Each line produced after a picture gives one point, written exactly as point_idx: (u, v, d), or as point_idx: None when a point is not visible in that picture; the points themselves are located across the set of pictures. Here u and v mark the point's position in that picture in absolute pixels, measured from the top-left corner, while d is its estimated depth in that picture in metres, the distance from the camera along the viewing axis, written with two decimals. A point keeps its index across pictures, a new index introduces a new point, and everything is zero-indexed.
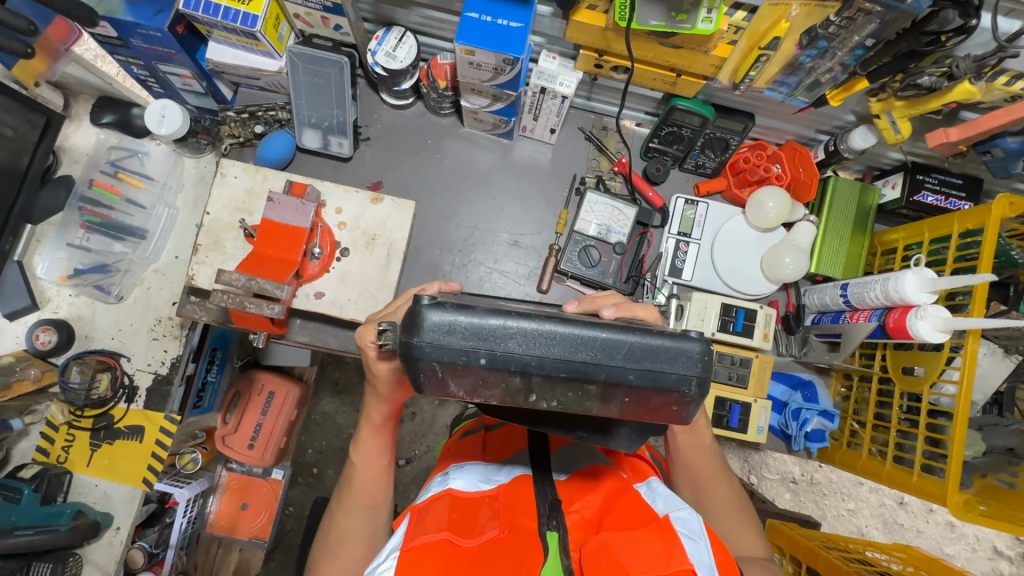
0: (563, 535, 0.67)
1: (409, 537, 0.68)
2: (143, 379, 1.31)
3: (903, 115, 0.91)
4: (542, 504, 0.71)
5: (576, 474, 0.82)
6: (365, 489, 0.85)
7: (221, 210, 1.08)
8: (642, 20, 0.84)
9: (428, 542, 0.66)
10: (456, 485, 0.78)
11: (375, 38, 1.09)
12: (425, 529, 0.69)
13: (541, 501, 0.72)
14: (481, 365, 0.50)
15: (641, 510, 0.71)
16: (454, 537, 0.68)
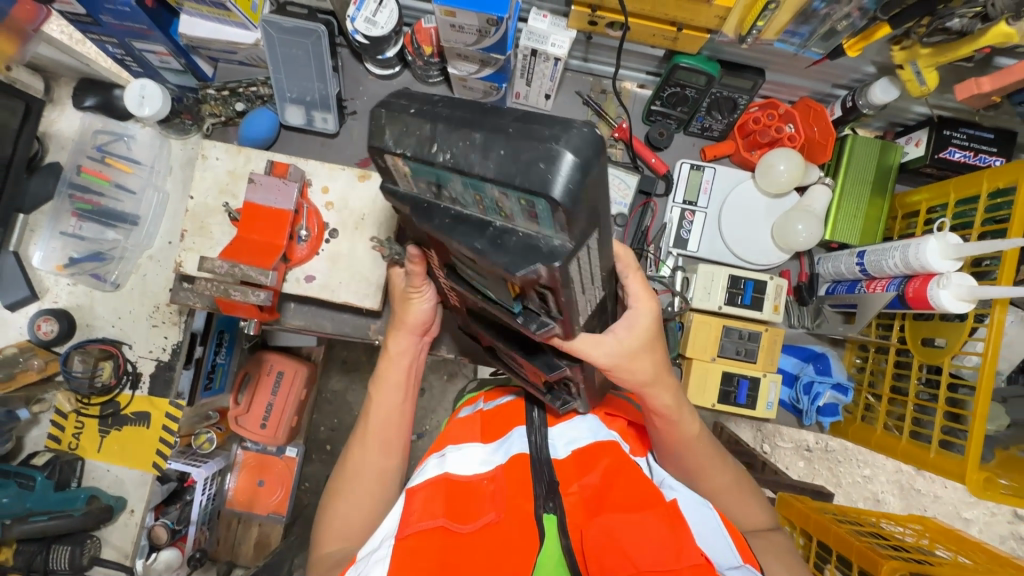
0: (561, 517, 0.66)
1: (406, 523, 0.67)
2: (146, 365, 1.30)
3: (929, 65, 0.82)
4: (538, 487, 0.69)
5: (574, 453, 0.77)
6: (380, 445, 0.88)
7: (205, 193, 1.04)
8: None
9: (425, 530, 0.65)
10: (452, 468, 0.75)
11: (355, 1, 1.02)
12: (424, 515, 0.67)
13: (537, 484, 0.69)
14: (408, 111, 0.52)
15: (644, 492, 0.68)
16: (451, 523, 0.66)
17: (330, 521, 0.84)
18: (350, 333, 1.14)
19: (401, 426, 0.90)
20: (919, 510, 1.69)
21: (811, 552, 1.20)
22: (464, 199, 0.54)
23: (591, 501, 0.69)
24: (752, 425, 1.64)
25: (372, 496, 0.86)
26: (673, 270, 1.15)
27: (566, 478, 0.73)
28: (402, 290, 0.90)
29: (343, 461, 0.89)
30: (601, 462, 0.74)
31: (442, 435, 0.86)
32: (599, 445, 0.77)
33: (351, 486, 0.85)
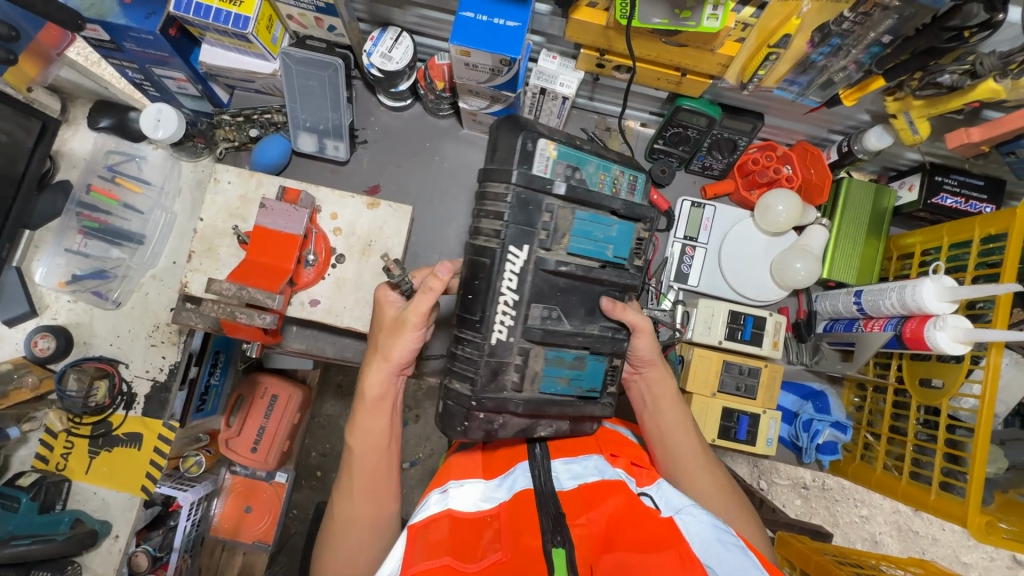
0: (570, 551, 0.64)
1: (409, 563, 0.66)
2: (142, 386, 1.28)
3: (921, 115, 0.86)
4: (545, 519, 0.68)
5: (583, 486, 0.77)
6: (364, 492, 0.86)
7: (215, 215, 1.06)
8: (645, 18, 0.79)
9: (430, 568, 0.64)
10: (453, 506, 0.76)
11: (371, 38, 1.06)
12: (426, 554, 0.67)
13: (543, 516, 0.69)
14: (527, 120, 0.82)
15: (654, 532, 0.68)
16: (455, 562, 0.66)
17: (330, 563, 0.84)
18: (351, 358, 1.14)
19: (389, 466, 0.88)
20: (918, 552, 1.67)
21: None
22: (593, 176, 0.84)
23: (598, 539, 0.69)
24: (749, 461, 1.62)
25: (372, 530, 0.86)
26: (673, 305, 1.17)
27: (572, 510, 0.73)
28: (393, 320, 0.86)
29: (333, 505, 0.87)
30: (611, 501, 0.74)
31: (444, 470, 0.85)
32: (606, 483, 0.77)
33: (343, 527, 0.85)
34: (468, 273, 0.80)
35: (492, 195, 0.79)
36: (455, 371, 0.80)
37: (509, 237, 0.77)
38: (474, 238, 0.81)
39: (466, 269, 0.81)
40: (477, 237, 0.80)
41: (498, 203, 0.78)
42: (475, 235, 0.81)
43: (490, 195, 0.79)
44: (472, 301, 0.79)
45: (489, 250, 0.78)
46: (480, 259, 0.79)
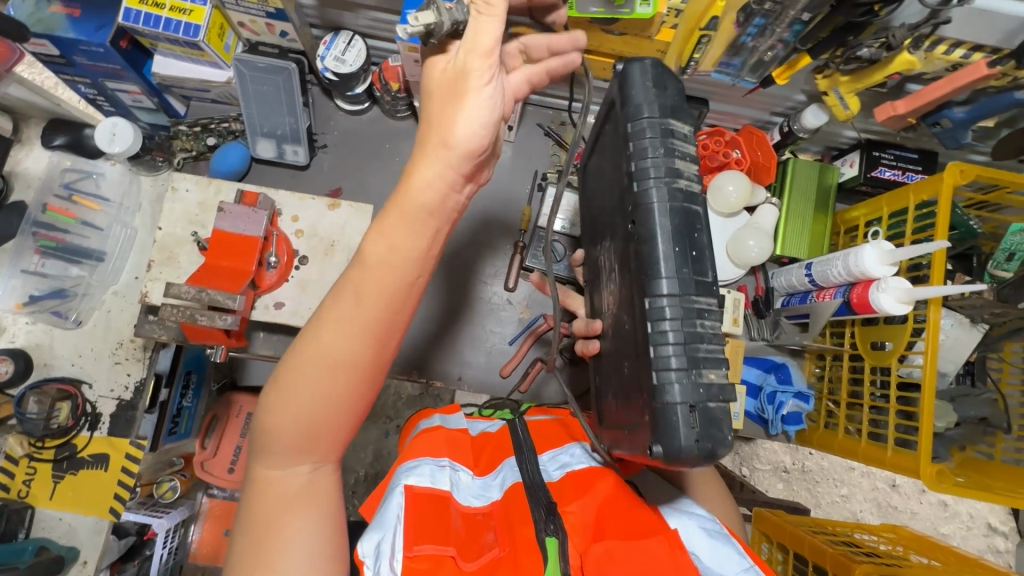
0: (562, 538, 0.65)
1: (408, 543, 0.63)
2: (107, 405, 1.25)
3: (849, 91, 0.91)
4: (537, 510, 0.68)
5: (570, 474, 0.77)
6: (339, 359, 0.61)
7: (173, 224, 1.06)
8: (582, 7, 0.82)
9: (431, 556, 0.64)
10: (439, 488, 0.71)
11: (324, 42, 1.08)
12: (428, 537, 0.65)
13: (535, 507, 0.68)
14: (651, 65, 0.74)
15: (644, 515, 0.71)
16: (456, 556, 0.65)
17: (293, 394, 0.61)
18: None
19: (404, 308, 0.62)
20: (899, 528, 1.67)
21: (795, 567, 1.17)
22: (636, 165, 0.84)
23: (590, 528, 0.69)
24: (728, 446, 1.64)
25: (339, 398, 0.62)
26: None
27: (563, 498, 0.73)
28: (449, 82, 0.58)
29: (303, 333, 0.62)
30: (599, 487, 0.74)
31: (435, 430, 0.81)
32: (593, 471, 0.78)
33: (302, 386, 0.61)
34: (672, 229, 0.67)
35: (667, 136, 0.70)
36: (701, 361, 0.64)
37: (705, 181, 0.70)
38: (657, 188, 0.68)
39: (663, 230, 0.67)
40: (656, 192, 0.68)
41: (680, 149, 0.70)
42: (648, 191, 0.69)
43: (664, 137, 0.70)
44: (697, 260, 0.67)
45: (699, 197, 0.69)
46: (691, 209, 0.68)
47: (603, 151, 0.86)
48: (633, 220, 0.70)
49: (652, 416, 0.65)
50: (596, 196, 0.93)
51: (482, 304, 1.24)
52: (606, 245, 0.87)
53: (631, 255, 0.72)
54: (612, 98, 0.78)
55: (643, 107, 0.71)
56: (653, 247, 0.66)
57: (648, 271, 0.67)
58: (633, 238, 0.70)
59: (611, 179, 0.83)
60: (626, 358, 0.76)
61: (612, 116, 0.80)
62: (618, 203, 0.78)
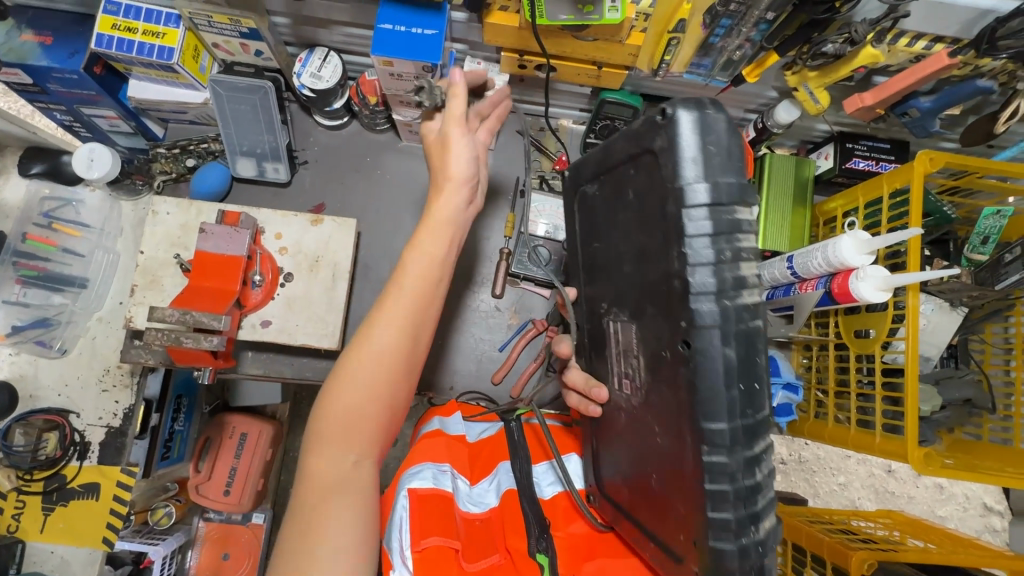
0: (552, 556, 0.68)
1: (415, 540, 0.64)
2: (95, 434, 1.24)
3: (819, 85, 0.93)
4: (533, 523, 0.71)
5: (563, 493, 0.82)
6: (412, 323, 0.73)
7: (155, 247, 1.05)
8: (552, 15, 0.83)
9: (440, 550, 0.63)
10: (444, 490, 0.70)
11: (299, 59, 1.08)
12: (434, 532, 0.65)
13: (533, 521, 0.71)
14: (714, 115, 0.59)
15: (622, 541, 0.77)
16: (459, 555, 0.65)
17: (342, 405, 0.69)
18: (311, 376, 1.14)
19: (431, 311, 0.75)
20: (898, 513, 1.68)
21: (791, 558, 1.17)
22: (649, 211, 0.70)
23: (579, 548, 0.74)
24: None
25: (400, 360, 0.71)
26: None
27: (554, 521, 0.77)
28: (440, 141, 0.77)
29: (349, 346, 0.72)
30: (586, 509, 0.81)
31: (429, 437, 0.80)
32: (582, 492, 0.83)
33: (369, 352, 0.70)
34: (735, 362, 0.56)
35: (730, 230, 0.57)
36: (756, 510, 0.58)
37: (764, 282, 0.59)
38: (714, 305, 0.56)
39: (723, 358, 0.56)
40: (712, 305, 0.56)
41: (743, 243, 0.58)
42: (704, 298, 0.57)
43: (728, 231, 0.57)
44: (755, 394, 0.57)
45: (754, 306, 0.58)
46: (749, 326, 0.57)
47: (621, 200, 0.72)
48: (685, 336, 0.58)
49: (702, 567, 0.59)
50: (601, 246, 0.79)
51: (471, 312, 1.24)
52: (614, 309, 0.74)
53: (673, 366, 0.61)
54: (651, 148, 0.62)
55: (700, 185, 0.57)
56: (713, 386, 0.56)
57: (700, 407, 0.57)
58: (680, 355, 0.59)
59: (635, 238, 0.69)
60: (653, 468, 0.67)
61: (645, 167, 0.65)
62: (650, 281, 0.64)
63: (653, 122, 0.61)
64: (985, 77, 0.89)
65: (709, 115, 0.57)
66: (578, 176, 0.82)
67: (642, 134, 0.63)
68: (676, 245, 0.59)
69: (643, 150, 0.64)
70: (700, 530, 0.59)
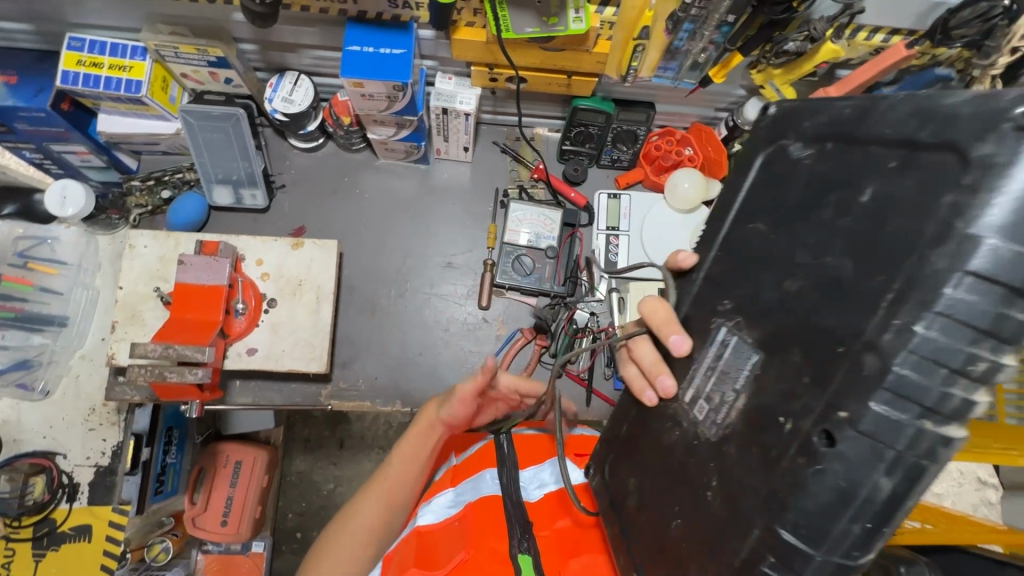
0: (535, 556, 0.65)
1: None
2: (84, 474, 1.20)
3: (784, 82, 0.95)
4: (512, 523, 0.68)
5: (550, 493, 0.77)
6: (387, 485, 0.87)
7: (135, 282, 1.04)
8: (518, 29, 0.84)
9: None
10: (422, 521, 0.77)
11: (271, 84, 1.08)
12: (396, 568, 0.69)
13: (512, 520, 0.69)
14: None
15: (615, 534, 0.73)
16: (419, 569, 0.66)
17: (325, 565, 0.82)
18: (301, 401, 1.14)
19: (405, 487, 0.87)
20: None
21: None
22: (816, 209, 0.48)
23: (564, 545, 0.70)
24: None
25: (382, 528, 0.85)
26: (608, 292, 1.22)
27: (538, 520, 0.73)
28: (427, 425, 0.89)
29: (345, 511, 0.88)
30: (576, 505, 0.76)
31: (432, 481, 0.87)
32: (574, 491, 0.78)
33: (357, 526, 0.84)
34: (885, 498, 0.38)
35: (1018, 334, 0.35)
36: None
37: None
38: (894, 415, 0.37)
39: (867, 487, 0.38)
40: (905, 417, 0.37)
41: (1000, 363, 0.35)
42: (890, 394, 0.37)
43: (991, 330, 0.35)
44: (873, 541, 0.40)
45: (953, 451, 0.37)
46: (925, 471, 0.38)
47: (833, 184, 0.45)
48: (840, 426, 0.38)
49: None
50: (761, 233, 0.51)
51: (458, 325, 1.23)
52: (736, 322, 0.50)
53: (783, 448, 0.42)
54: (963, 143, 0.36)
55: (1002, 241, 0.34)
56: (825, 507, 0.39)
57: (787, 509, 0.41)
58: (804, 440, 0.41)
59: (824, 244, 0.44)
60: (676, 508, 0.52)
61: (917, 168, 0.39)
62: (836, 320, 0.41)
63: (996, 116, 0.35)
64: (943, 65, 0.91)
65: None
66: (779, 129, 0.51)
67: (958, 129, 0.37)
68: (905, 293, 0.37)
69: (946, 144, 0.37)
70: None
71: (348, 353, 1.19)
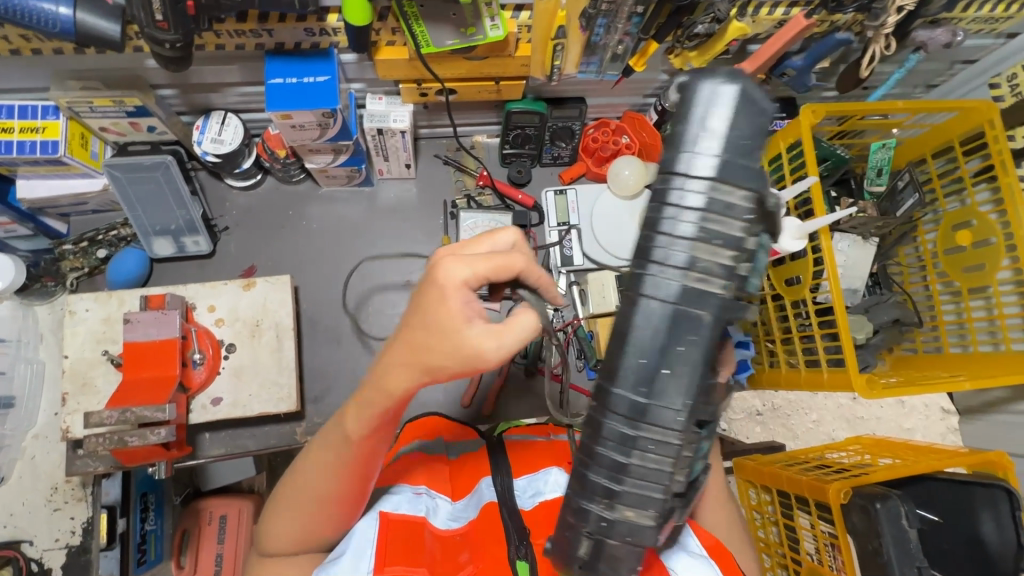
0: (533, 561, 0.66)
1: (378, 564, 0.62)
2: (55, 558, 1.14)
3: (701, 63, 1.00)
4: (510, 530, 0.69)
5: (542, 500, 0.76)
6: (322, 470, 0.64)
7: (80, 349, 1.00)
8: (438, 42, 0.84)
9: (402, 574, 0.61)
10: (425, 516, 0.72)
11: (197, 127, 1.06)
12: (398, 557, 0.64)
13: (509, 527, 0.69)
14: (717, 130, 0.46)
15: None
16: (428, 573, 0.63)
17: (271, 530, 0.70)
18: (277, 442, 1.12)
19: (360, 474, 0.64)
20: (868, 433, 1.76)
21: (821, 551, 1.04)
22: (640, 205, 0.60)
23: None
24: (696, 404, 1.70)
25: (331, 505, 0.66)
26: (569, 287, 1.24)
27: (535, 527, 0.72)
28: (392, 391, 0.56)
29: (289, 481, 0.68)
30: None
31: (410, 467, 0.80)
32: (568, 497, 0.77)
33: (299, 495, 0.66)
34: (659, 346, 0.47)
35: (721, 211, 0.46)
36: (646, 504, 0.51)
37: (734, 276, 0.47)
38: (672, 283, 0.46)
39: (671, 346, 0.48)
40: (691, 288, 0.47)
41: (717, 234, 0.46)
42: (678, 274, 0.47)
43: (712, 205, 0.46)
44: (670, 382, 0.47)
45: (712, 305, 0.46)
46: (695, 317, 0.46)
47: None
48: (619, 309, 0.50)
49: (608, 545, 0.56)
50: None
51: None
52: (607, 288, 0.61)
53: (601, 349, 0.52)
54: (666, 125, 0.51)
55: (707, 155, 0.45)
56: (620, 356, 0.47)
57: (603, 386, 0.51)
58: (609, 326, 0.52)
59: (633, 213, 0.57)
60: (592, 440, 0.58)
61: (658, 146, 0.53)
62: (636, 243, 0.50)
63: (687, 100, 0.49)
64: (842, 30, 0.97)
65: (740, 81, 0.45)
66: None
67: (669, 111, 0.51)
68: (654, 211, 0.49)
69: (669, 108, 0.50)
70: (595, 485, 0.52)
71: (320, 388, 1.19)
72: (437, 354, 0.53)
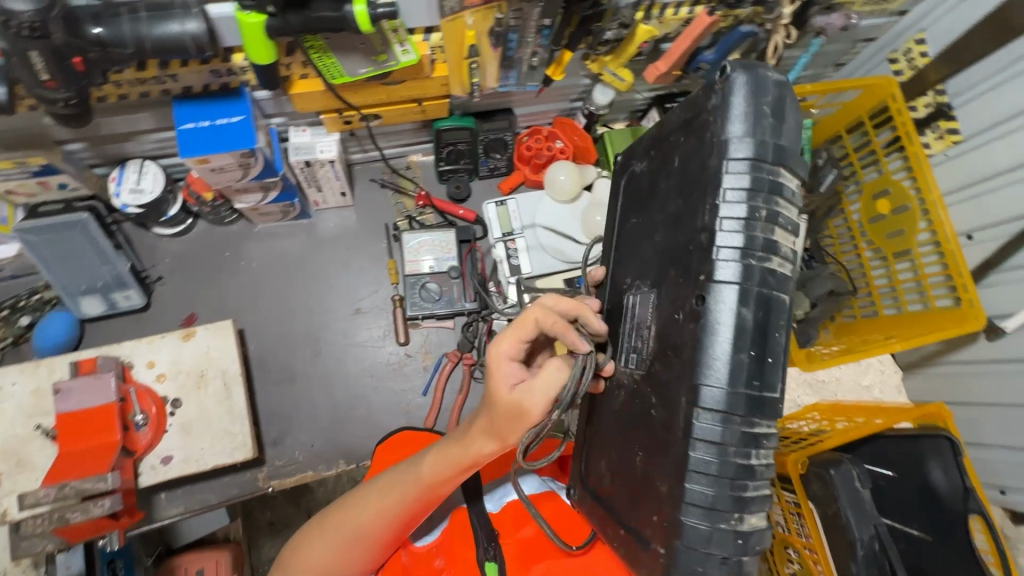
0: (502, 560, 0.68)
1: None
2: None
3: (618, 66, 1.02)
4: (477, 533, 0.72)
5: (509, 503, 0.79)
6: (383, 498, 0.69)
7: (11, 425, 0.94)
8: (351, 71, 0.84)
9: None
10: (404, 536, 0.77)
11: (113, 179, 1.01)
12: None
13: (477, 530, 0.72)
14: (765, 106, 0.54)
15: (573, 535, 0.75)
16: None
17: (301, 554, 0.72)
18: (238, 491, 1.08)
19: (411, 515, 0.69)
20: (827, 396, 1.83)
21: (788, 520, 1.07)
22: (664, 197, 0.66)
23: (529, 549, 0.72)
24: None
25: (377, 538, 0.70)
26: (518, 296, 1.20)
27: (503, 529, 0.75)
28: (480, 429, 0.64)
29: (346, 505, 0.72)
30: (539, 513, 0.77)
31: None
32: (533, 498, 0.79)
33: (352, 518, 0.70)
34: (750, 324, 0.53)
35: (770, 188, 0.54)
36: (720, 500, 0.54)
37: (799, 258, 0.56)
38: (742, 263, 0.53)
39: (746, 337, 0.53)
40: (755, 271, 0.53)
41: (780, 211, 0.55)
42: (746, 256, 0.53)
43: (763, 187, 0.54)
44: (773, 369, 0.53)
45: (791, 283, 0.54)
46: (779, 297, 0.54)
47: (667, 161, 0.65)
48: (698, 292, 0.55)
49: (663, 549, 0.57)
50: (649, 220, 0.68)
51: (383, 368, 1.22)
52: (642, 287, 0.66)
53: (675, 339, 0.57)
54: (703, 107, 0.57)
55: (744, 138, 0.54)
56: (719, 347, 0.52)
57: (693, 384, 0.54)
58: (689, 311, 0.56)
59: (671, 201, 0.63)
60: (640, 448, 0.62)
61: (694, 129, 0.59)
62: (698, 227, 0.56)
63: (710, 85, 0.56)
64: (745, 22, 0.99)
65: (763, 75, 0.54)
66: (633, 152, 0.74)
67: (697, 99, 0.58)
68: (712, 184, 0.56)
69: (698, 113, 0.58)
70: (675, 505, 0.55)
71: (278, 430, 1.16)
72: (503, 422, 0.61)
